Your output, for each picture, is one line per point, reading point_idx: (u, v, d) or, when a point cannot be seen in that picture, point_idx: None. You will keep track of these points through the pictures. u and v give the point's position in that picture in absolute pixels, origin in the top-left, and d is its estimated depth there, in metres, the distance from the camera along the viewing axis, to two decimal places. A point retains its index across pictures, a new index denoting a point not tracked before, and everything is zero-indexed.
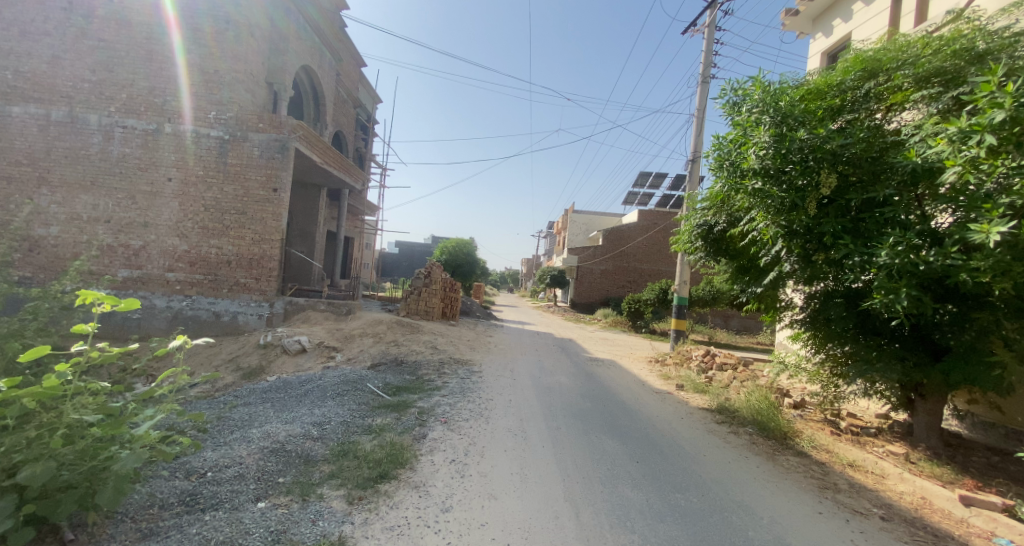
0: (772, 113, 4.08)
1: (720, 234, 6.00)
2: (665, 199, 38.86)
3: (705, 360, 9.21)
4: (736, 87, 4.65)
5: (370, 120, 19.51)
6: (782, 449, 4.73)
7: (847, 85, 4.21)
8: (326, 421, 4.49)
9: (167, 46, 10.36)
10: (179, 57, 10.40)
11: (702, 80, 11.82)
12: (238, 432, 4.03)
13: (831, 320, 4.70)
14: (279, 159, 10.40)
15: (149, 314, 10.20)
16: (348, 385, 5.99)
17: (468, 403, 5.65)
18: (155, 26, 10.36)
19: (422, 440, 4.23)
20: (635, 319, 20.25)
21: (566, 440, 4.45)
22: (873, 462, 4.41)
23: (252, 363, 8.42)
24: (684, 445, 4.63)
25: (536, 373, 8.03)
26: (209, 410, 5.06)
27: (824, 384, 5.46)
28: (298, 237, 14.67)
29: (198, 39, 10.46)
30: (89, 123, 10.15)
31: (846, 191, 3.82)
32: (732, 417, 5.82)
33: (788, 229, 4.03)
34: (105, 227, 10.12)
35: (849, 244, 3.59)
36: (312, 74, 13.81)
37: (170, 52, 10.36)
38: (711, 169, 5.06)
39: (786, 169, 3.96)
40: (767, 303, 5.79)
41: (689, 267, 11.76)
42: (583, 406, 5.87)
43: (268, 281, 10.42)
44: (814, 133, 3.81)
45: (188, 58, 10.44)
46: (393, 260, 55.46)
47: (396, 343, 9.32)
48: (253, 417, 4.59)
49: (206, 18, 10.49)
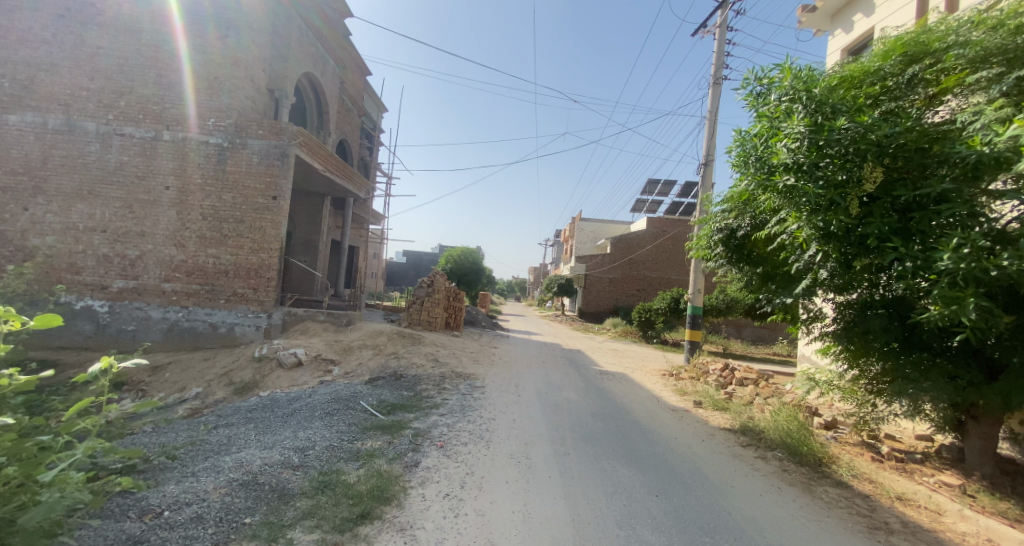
0: (805, 101, 3.59)
1: (743, 239, 5.54)
2: (676, 204, 38.21)
3: (723, 375, 8.62)
4: (761, 75, 4.16)
5: (375, 128, 19.39)
6: (817, 478, 4.19)
7: (886, 71, 3.71)
8: (310, 446, 4.08)
9: (178, 57, 10.29)
10: (184, 64, 10.30)
11: (715, 80, 11.41)
12: (211, 460, 3.66)
13: (870, 333, 4.17)
14: (279, 166, 10.17)
15: (144, 325, 9.99)
16: (339, 403, 5.56)
17: (468, 424, 5.20)
18: (160, 34, 10.29)
19: (414, 469, 3.79)
20: (646, 328, 19.63)
21: (575, 470, 3.97)
22: (926, 496, 3.84)
23: (245, 377, 8.04)
24: (709, 474, 4.12)
25: (542, 389, 7.56)
26: (182, 432, 4.66)
27: (859, 403, 4.94)
28: (300, 246, 14.45)
29: (203, 47, 10.38)
30: (86, 131, 10.03)
31: (893, 188, 3.31)
32: (758, 439, 5.28)
33: (824, 231, 3.51)
34: (101, 236, 9.95)
35: (900, 248, 3.09)
36: (315, 81, 13.68)
37: (175, 59, 10.28)
38: (732, 167, 4.59)
39: (822, 164, 3.46)
40: (793, 313, 5.32)
41: (704, 274, 11.24)
42: (594, 428, 5.38)
43: (266, 291, 10.09)
44: (855, 122, 3.31)
45: (193, 66, 10.33)
46: (400, 269, 55.31)
47: (396, 356, 8.92)
48: (232, 441, 4.21)
49: (216, 29, 10.42)
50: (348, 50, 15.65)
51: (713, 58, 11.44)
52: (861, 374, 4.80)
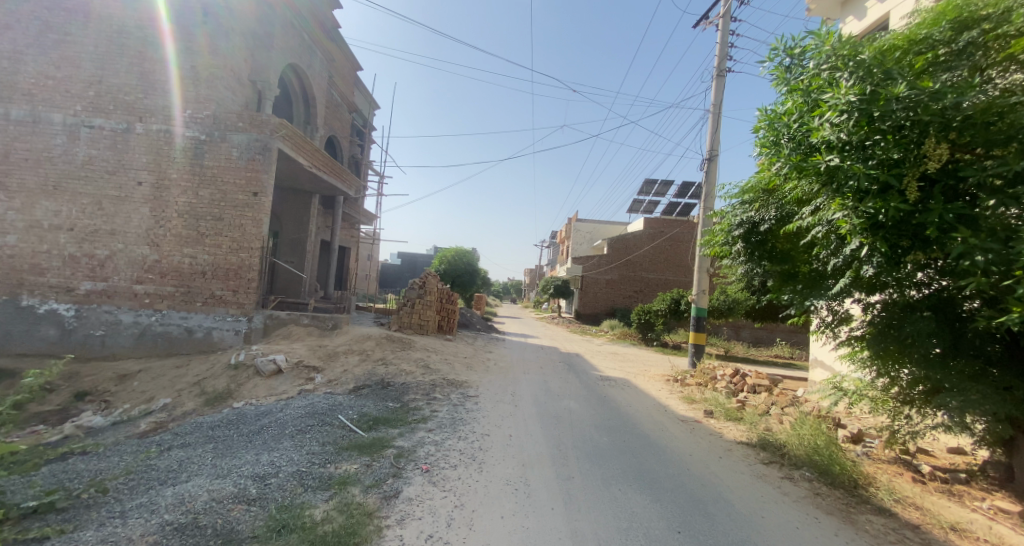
0: (850, 67, 3.09)
1: (766, 233, 5.05)
2: (671, 205, 37.96)
3: (735, 382, 8.12)
4: (791, 44, 3.67)
5: (365, 125, 18.79)
6: (856, 504, 3.62)
7: (936, 39, 3.23)
8: (272, 473, 3.51)
9: (164, 59, 9.67)
10: (172, 67, 9.70)
11: (718, 72, 10.97)
12: (149, 495, 3.09)
13: (915, 339, 3.68)
14: (261, 160, 9.57)
15: (114, 330, 9.33)
16: (315, 418, 4.97)
17: (459, 441, 4.65)
18: (147, 36, 9.66)
19: (393, 501, 3.23)
20: (645, 331, 19.10)
21: (581, 499, 3.43)
22: (984, 526, 3.24)
23: (219, 386, 7.43)
24: (733, 503, 3.57)
25: (540, 397, 7.05)
26: (127, 457, 4.09)
27: (892, 415, 4.42)
28: (287, 247, 13.84)
29: (190, 48, 9.77)
30: (52, 122, 9.41)
31: (958, 169, 2.82)
32: (781, 456, 4.77)
33: (874, 220, 3.01)
34: (68, 235, 9.30)
35: (970, 238, 2.59)
36: (300, 72, 13.06)
37: (163, 62, 9.67)
38: (758, 151, 4.08)
39: (873, 142, 2.96)
40: (814, 314, 4.77)
41: (708, 274, 10.77)
42: (600, 444, 4.86)
43: (246, 293, 9.47)
44: (915, 88, 2.79)
45: (182, 68, 9.73)
46: (395, 271, 54.50)
47: (384, 363, 8.34)
48: (181, 468, 3.68)
49: (205, 32, 9.83)
50: (337, 41, 15.05)
51: (716, 50, 11.00)
52: (892, 382, 4.28)
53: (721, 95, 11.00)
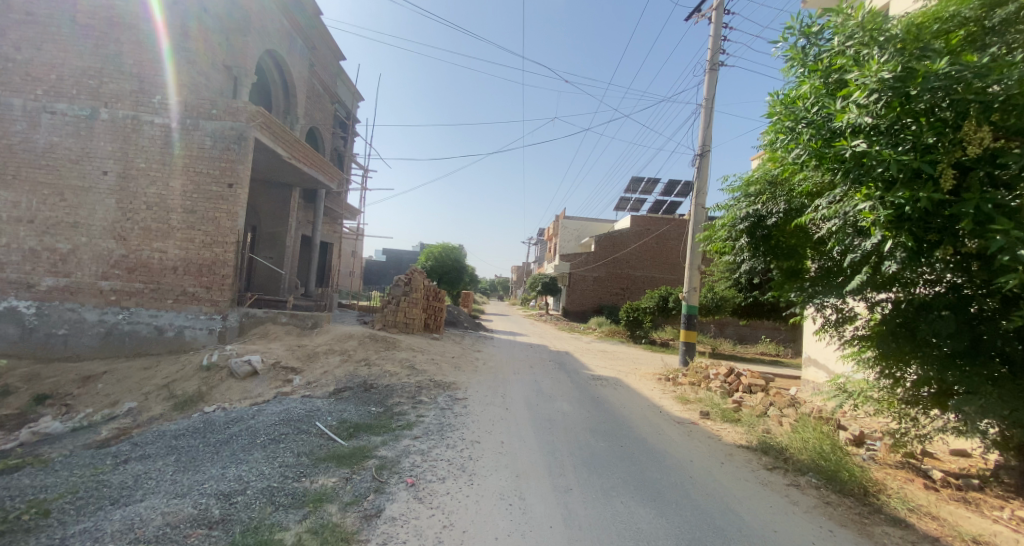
0: (879, 44, 2.90)
1: (772, 228, 4.88)
2: (658, 203, 38.07)
3: (729, 382, 7.97)
4: (810, 23, 3.50)
5: (349, 117, 18.19)
6: (869, 515, 3.42)
7: (966, 17, 3.04)
8: (239, 491, 3.14)
9: (158, 54, 9.04)
10: (167, 61, 9.08)
11: (711, 67, 10.81)
12: (93, 520, 2.69)
13: (932, 339, 3.47)
14: (236, 149, 9.02)
15: (77, 329, 8.71)
16: (290, 426, 4.58)
17: (446, 450, 4.34)
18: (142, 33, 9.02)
19: (375, 520, 2.90)
20: (634, 328, 18.63)
21: (582, 515, 3.15)
22: (1005, 538, 3.06)
23: (189, 390, 6.92)
24: (743, 515, 3.34)
25: (532, 399, 6.77)
26: (77, 473, 3.66)
27: (898, 418, 4.27)
28: (265, 241, 13.26)
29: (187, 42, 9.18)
30: (11, 107, 8.74)
31: (995, 155, 2.59)
32: (784, 461, 4.59)
33: (900, 211, 2.80)
34: (28, 228, 8.66)
35: (1011, 229, 2.36)
36: (279, 58, 12.45)
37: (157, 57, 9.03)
38: (770, 138, 3.93)
39: (904, 125, 2.77)
40: (818, 313, 4.58)
41: (700, 271, 10.61)
42: (597, 450, 4.62)
43: (220, 291, 8.93)
44: (951, 65, 2.59)
45: (178, 62, 9.13)
46: (381, 268, 53.79)
47: (367, 363, 7.95)
48: (135, 486, 3.27)
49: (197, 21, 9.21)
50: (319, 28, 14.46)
51: (709, 44, 10.83)
52: (898, 383, 4.09)
53: (714, 90, 10.84)
